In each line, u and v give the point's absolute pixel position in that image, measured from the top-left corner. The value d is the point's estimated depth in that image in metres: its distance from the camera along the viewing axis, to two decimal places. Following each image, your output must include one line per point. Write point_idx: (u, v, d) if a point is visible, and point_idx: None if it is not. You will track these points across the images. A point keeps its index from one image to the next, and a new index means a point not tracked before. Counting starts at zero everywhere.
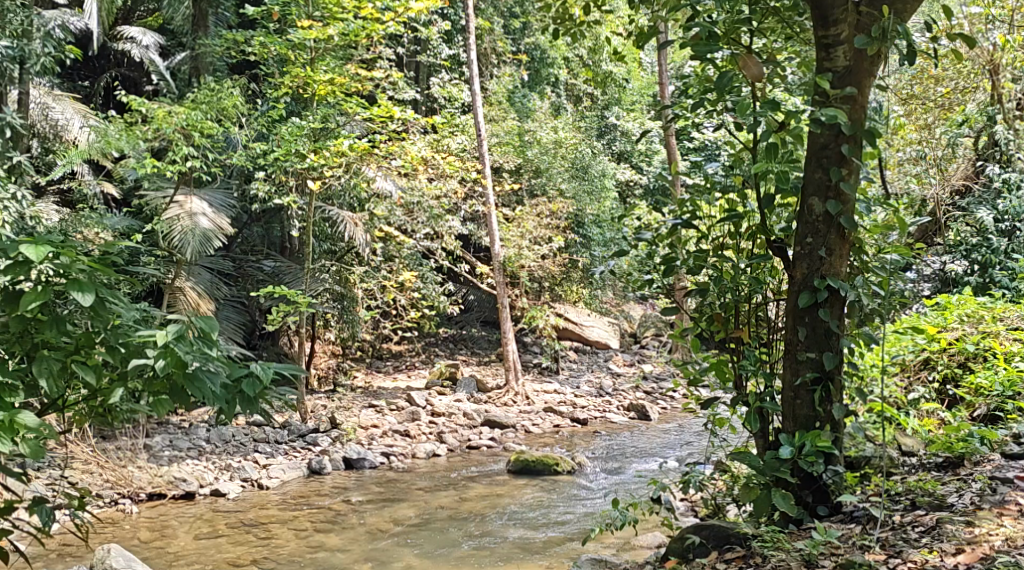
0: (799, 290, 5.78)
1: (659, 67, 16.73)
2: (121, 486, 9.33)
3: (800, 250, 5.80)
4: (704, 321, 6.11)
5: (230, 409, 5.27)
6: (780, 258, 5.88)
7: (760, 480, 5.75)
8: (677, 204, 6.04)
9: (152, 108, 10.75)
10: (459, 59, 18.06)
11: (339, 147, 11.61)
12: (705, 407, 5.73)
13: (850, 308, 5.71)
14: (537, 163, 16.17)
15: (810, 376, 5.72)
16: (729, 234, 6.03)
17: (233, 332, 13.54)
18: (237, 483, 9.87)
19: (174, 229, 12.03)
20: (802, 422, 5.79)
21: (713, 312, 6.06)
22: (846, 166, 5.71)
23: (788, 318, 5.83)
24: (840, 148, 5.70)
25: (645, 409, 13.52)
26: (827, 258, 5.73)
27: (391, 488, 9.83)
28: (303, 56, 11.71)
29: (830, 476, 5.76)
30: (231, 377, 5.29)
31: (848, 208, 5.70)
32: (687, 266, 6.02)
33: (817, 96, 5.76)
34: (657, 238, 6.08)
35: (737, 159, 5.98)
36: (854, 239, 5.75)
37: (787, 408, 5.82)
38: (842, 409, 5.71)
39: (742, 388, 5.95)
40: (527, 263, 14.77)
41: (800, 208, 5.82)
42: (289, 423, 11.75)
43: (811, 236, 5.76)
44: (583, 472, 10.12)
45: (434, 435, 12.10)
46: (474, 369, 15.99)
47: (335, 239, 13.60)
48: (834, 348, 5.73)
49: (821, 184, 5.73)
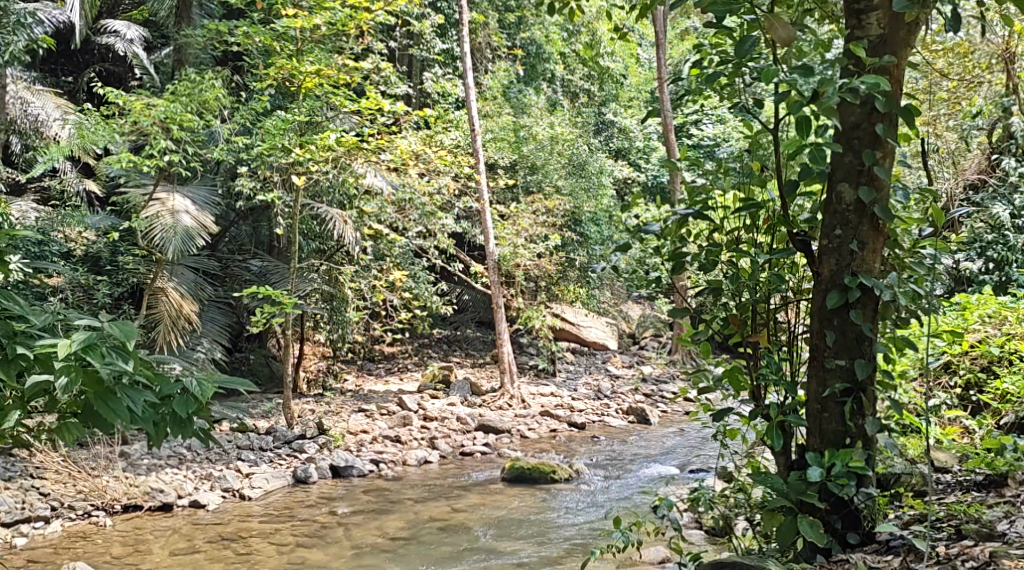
0: (828, 289, 5.18)
1: (658, 60, 16.32)
2: (94, 497, 8.91)
3: (827, 244, 5.21)
4: (721, 325, 5.45)
5: (160, 432, 4.85)
6: (804, 254, 5.27)
7: (783, 505, 5.15)
8: (688, 191, 5.38)
9: (130, 101, 10.33)
10: (453, 54, 17.61)
11: (326, 141, 11.13)
12: (718, 420, 5.21)
13: (885, 309, 5.11)
14: (533, 159, 15.75)
15: (841, 386, 5.12)
16: (745, 226, 5.39)
17: (218, 335, 13.19)
18: (217, 493, 9.46)
19: (156, 226, 11.58)
20: (830, 438, 5.19)
21: (730, 315, 5.41)
22: (881, 148, 5.12)
23: (814, 321, 5.23)
24: (873, 128, 5.12)
25: (645, 413, 13.09)
26: (859, 252, 5.14)
27: (381, 498, 9.37)
28: (287, 46, 11.26)
29: (863, 500, 5.15)
30: (161, 394, 4.86)
31: (883, 196, 5.12)
32: (699, 263, 5.36)
33: (850, 67, 5.16)
34: (665, 231, 5.40)
35: (755, 141, 5.37)
36: (888, 232, 5.16)
37: (813, 422, 5.21)
38: (876, 424, 5.12)
39: (759, 398, 5.37)
40: (523, 262, 14.34)
41: (827, 196, 5.23)
42: (275, 429, 11.34)
43: (841, 228, 5.18)
44: (581, 480, 9.70)
45: (426, 441, 11.66)
46: (467, 371, 15.56)
47: (323, 237, 13.24)
48: (867, 354, 5.13)
49: (852, 168, 5.14)
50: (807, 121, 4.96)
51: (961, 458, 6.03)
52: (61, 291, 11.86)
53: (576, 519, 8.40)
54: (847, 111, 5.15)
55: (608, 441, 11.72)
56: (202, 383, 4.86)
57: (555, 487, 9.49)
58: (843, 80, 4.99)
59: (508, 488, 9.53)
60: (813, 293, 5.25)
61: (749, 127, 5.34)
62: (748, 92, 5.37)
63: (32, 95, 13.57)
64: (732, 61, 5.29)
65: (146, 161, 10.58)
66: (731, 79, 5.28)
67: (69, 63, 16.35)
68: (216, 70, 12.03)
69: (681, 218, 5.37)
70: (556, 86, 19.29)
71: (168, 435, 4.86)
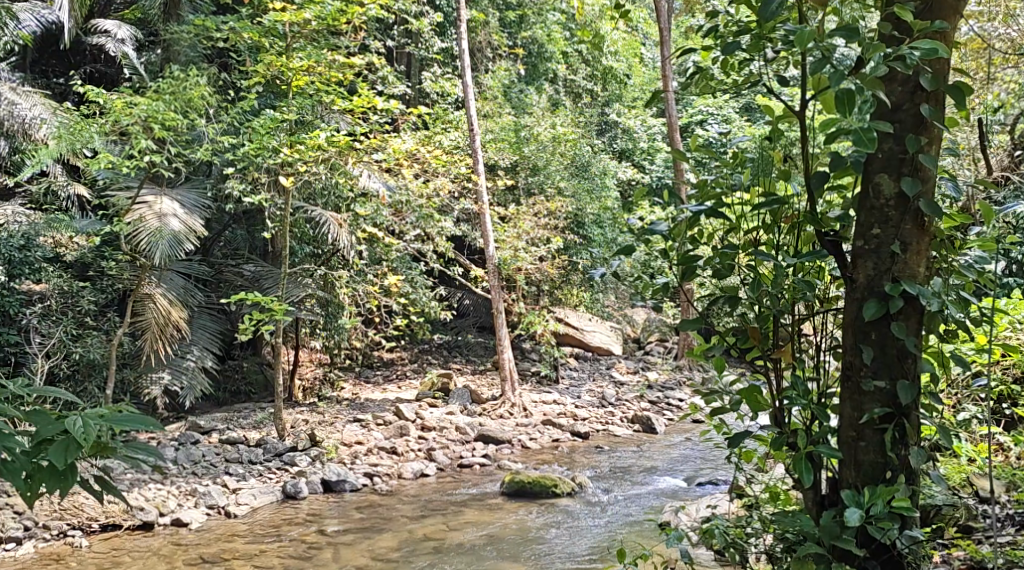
0: (865, 298, 4.61)
1: (663, 58, 15.86)
2: (71, 516, 8.52)
3: (863, 246, 4.63)
4: (739, 339, 4.89)
5: (34, 485, 4.21)
6: (835, 256, 4.70)
7: (815, 552, 4.56)
8: (700, 185, 4.85)
9: (110, 99, 9.90)
10: (452, 53, 17.14)
11: (316, 140, 10.65)
12: (734, 447, 4.73)
13: (930, 320, 4.54)
14: (534, 160, 15.29)
15: (882, 410, 4.54)
16: (764, 226, 4.87)
17: (209, 343, 12.74)
18: (201, 511, 9.06)
19: (140, 232, 11.14)
20: (867, 472, 4.61)
21: (748, 327, 4.86)
22: (926, 134, 4.56)
23: (847, 335, 4.65)
24: (918, 109, 4.55)
25: (651, 422, 12.62)
26: (901, 255, 4.57)
27: (374, 515, 8.92)
28: (277, 42, 10.84)
29: (906, 543, 4.54)
30: (37, 439, 4.21)
31: (928, 189, 4.56)
32: (714, 268, 4.83)
33: (893, 37, 4.59)
34: (674, 230, 4.88)
35: (776, 127, 4.82)
36: (933, 232, 4.60)
37: (848, 453, 4.63)
38: (921, 454, 4.54)
39: (782, 423, 4.81)
40: (524, 266, 13.79)
41: (863, 190, 4.65)
42: (265, 442, 10.96)
43: (879, 227, 4.60)
44: (584, 494, 9.24)
45: (424, 452, 11.20)
46: (467, 378, 15.11)
47: (318, 241, 12.85)
48: (910, 373, 4.55)
49: (893, 157, 4.58)
50: (850, 94, 4.39)
51: (1003, 483, 5.57)
52: (44, 297, 11.56)
53: (581, 540, 7.94)
54: (888, 88, 4.58)
55: (612, 451, 11.24)
56: (89, 423, 4.22)
57: (558, 501, 9.03)
58: (890, 48, 4.43)
59: (508, 503, 9.05)
60: (846, 302, 4.66)
61: (770, 112, 4.80)
62: (769, 69, 4.83)
63: (20, 96, 13.05)
64: (755, 31, 4.71)
65: (128, 162, 10.15)
66: (752, 52, 4.71)
67: (57, 64, 15.85)
68: (203, 68, 11.60)
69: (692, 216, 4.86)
70: (558, 86, 18.85)
71: (45, 487, 4.21)
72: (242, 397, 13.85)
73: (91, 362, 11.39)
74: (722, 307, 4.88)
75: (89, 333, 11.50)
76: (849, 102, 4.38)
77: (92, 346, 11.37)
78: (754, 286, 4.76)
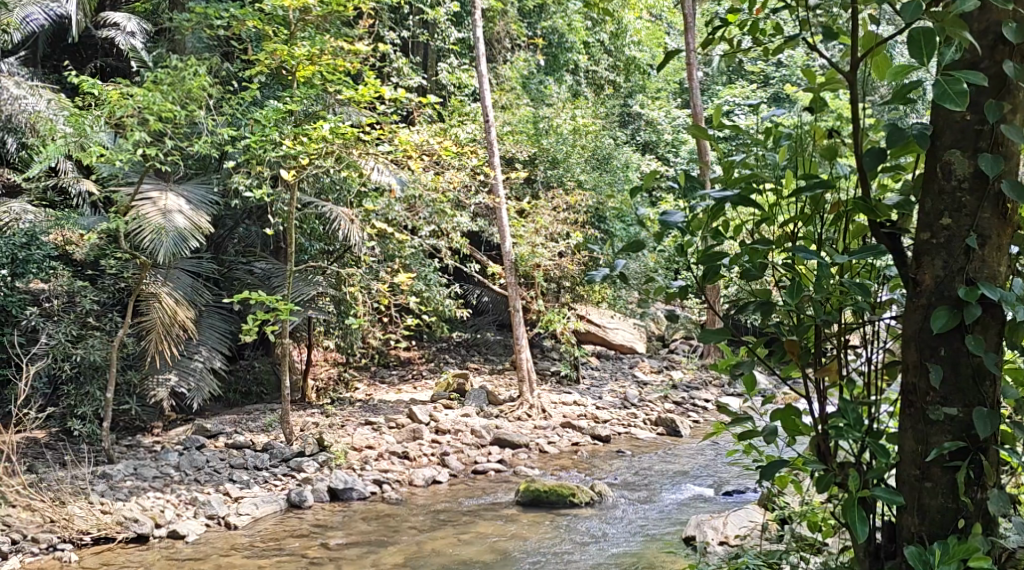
0: (933, 305, 4.07)
1: (687, 47, 15.30)
2: (61, 528, 8.16)
3: (931, 241, 4.09)
4: (775, 354, 4.36)
5: None
6: (893, 253, 4.15)
7: None
8: (724, 168, 4.33)
9: (106, 90, 9.52)
10: (469, 43, 16.53)
11: (320, 131, 10.08)
12: (768, 478, 4.22)
13: (1010, 328, 4.01)
14: (554, 152, 14.77)
15: (953, 443, 4.01)
16: (803, 218, 4.35)
17: (219, 345, 12.27)
18: (200, 521, 8.64)
19: (144, 229, 10.72)
20: (935, 520, 4.09)
21: (785, 342, 4.32)
22: (1007, 99, 4.03)
23: (911, 350, 4.12)
24: (999, 68, 4.03)
25: (676, 425, 12.10)
26: (978, 251, 4.03)
27: (382, 527, 8.45)
28: (282, 30, 10.39)
29: None
30: None
31: (1010, 168, 4.03)
32: (744, 267, 4.29)
33: None
34: (690, 222, 4.38)
35: (817, 97, 4.29)
36: (1014, 222, 4.07)
37: (912, 498, 4.11)
38: (1000, 500, 4.01)
39: (828, 458, 4.30)
40: (542, 262, 13.28)
41: (929, 169, 4.12)
42: (272, 448, 10.51)
43: (951, 216, 4.07)
44: (603, 504, 8.74)
45: (437, 457, 10.71)
46: (485, 378, 14.62)
47: (330, 238, 12.47)
48: (986, 397, 4.02)
49: (968, 128, 4.05)
50: (929, 32, 3.85)
51: None
52: (45, 297, 11.15)
53: (597, 558, 7.45)
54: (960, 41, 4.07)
55: (635, 456, 10.73)
56: None
57: (577, 512, 8.54)
58: None
59: (521, 514, 8.56)
60: (908, 310, 4.13)
61: (810, 78, 4.28)
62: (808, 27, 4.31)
63: (25, 92, 12.38)
64: None
65: (123, 155, 9.74)
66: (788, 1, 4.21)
67: (76, 58, 15.32)
68: (205, 57, 11.15)
69: (714, 205, 4.34)
70: (580, 77, 18.25)
71: None
72: (254, 398, 13.39)
73: (93, 365, 10.95)
74: (753, 314, 4.35)
75: (91, 334, 11.05)
76: (927, 42, 3.85)
77: (92, 347, 10.91)
78: (792, 291, 4.20)
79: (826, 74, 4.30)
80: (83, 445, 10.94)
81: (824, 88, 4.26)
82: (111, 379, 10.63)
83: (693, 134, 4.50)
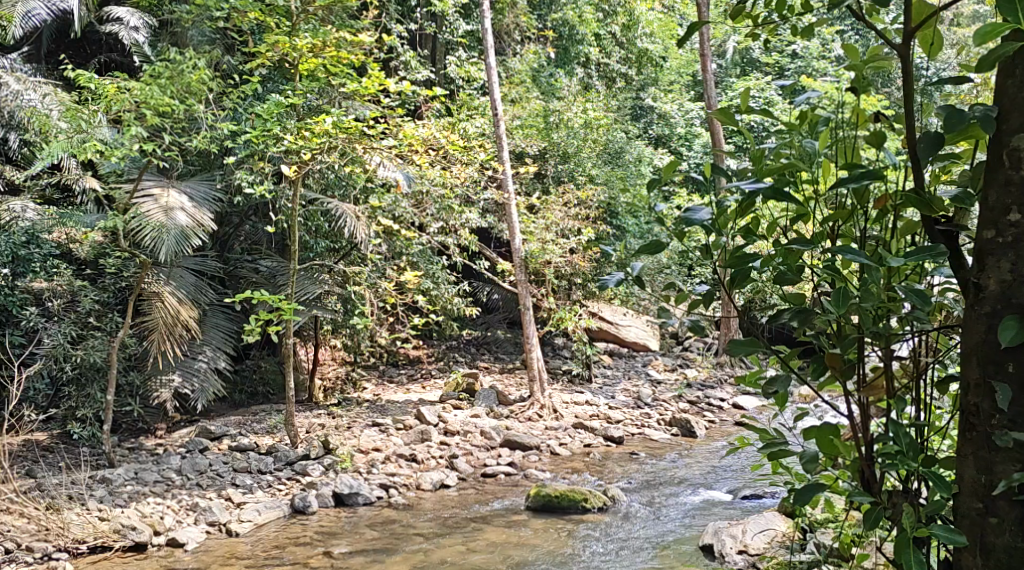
0: (998, 313, 3.99)
1: (702, 38, 14.98)
2: (56, 537, 7.89)
3: (997, 243, 4.00)
4: (816, 370, 4.15)
5: None
6: (951, 251, 4.05)
7: None
8: (757, 158, 4.08)
9: (102, 84, 9.26)
10: (478, 35, 16.19)
11: (322, 125, 9.76)
12: (803, 504, 4.09)
13: None
14: (565, 146, 14.45)
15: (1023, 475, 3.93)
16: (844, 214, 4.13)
17: (224, 345, 12.00)
18: (201, 528, 8.38)
19: (144, 228, 10.45)
20: (999, 556, 4.00)
21: (825, 355, 4.14)
22: None
23: (973, 364, 4.04)
24: None
25: (690, 425, 11.80)
26: None
27: (389, 534, 8.18)
28: (284, 21, 10.07)
29: None
30: None
31: None
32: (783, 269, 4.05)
33: None
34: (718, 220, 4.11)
35: (860, 76, 4.11)
36: None
37: (973, 534, 4.03)
38: None
39: (874, 488, 4.21)
40: (553, 259, 12.99)
41: (992, 163, 4.04)
42: (276, 450, 10.25)
43: (1017, 214, 3.98)
44: (617, 511, 8.44)
45: (446, 460, 10.43)
46: (495, 378, 14.32)
47: (336, 235, 12.16)
48: None
49: None
50: None
51: None
52: (46, 297, 10.72)
53: None
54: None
55: (649, 458, 10.44)
56: None
57: (589, 518, 8.24)
58: None
59: (533, 519, 8.28)
60: (971, 320, 4.04)
61: (854, 55, 4.11)
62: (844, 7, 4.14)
63: (28, 88, 12.03)
64: None
65: (118, 152, 9.45)
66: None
67: (80, 54, 14.82)
68: (205, 50, 10.86)
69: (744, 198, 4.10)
70: (591, 70, 17.83)
71: None
72: (260, 399, 13.12)
73: (93, 367, 10.70)
74: (789, 322, 4.11)
75: (91, 334, 10.76)
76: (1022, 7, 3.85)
77: (93, 348, 10.63)
78: (839, 298, 4.01)
79: (870, 50, 4.16)
80: (84, 449, 10.66)
81: (869, 65, 4.11)
82: (110, 381, 10.33)
83: (719, 121, 4.25)
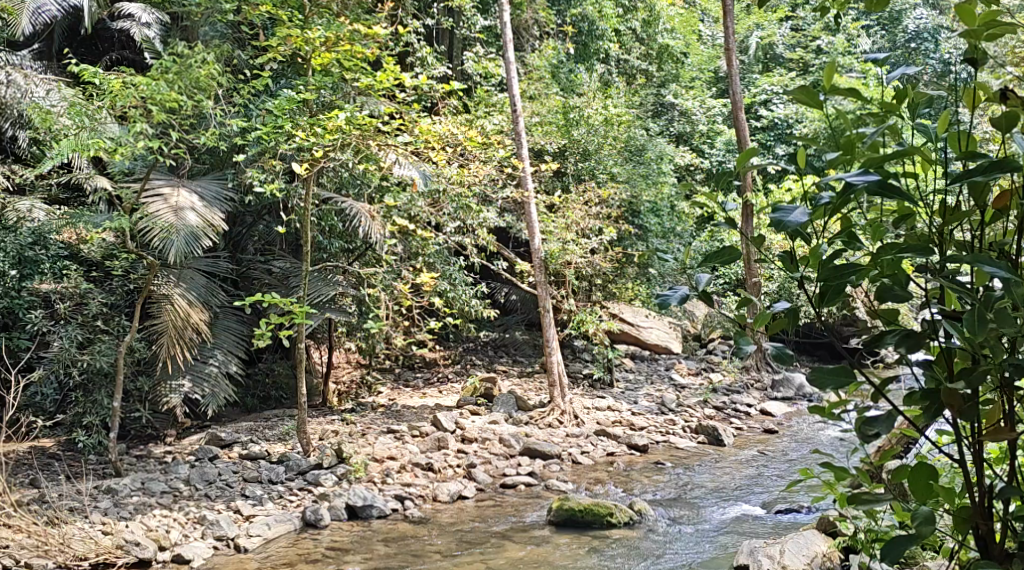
0: None
1: (726, 33, 14.57)
2: (55, 553, 7.52)
3: None
4: (932, 410, 3.91)
5: None
6: None
7: None
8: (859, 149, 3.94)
9: (107, 79, 8.90)
10: (495, 31, 15.76)
11: (333, 122, 9.30)
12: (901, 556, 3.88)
13: None
14: (585, 144, 14.02)
15: None
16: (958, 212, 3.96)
17: (235, 348, 11.61)
18: (207, 544, 8.02)
19: (153, 229, 10.08)
20: None
21: (943, 392, 3.88)
22: None
23: None
24: None
25: (717, 433, 11.37)
26: None
27: (403, 551, 7.80)
28: (295, 14, 9.68)
29: None
30: None
31: None
32: (883, 274, 3.96)
33: None
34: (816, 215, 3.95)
35: (973, 50, 3.96)
36: None
37: None
38: None
39: (992, 544, 3.95)
40: (574, 259, 12.56)
41: None
42: (288, 459, 9.87)
43: None
44: (642, 526, 8.03)
45: (463, 469, 10.04)
46: (514, 382, 13.92)
47: (350, 235, 11.78)
48: None
49: None
50: None
51: None
52: (52, 299, 10.40)
53: None
54: None
55: (676, 468, 10.04)
56: None
57: (614, 536, 7.84)
58: None
59: (555, 536, 7.89)
60: None
61: (971, 20, 3.94)
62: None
63: (35, 84, 11.71)
64: None
65: (121, 150, 9.08)
66: None
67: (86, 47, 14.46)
68: (215, 44, 10.51)
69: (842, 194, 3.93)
70: (611, 66, 17.32)
71: None
72: (273, 403, 12.77)
73: (100, 372, 10.22)
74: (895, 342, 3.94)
75: (99, 338, 10.33)
76: None
77: (101, 353, 10.17)
78: (976, 323, 3.82)
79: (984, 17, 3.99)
80: (90, 458, 10.30)
81: (987, 31, 3.94)
82: (117, 386, 9.93)
83: (802, 101, 4.04)
